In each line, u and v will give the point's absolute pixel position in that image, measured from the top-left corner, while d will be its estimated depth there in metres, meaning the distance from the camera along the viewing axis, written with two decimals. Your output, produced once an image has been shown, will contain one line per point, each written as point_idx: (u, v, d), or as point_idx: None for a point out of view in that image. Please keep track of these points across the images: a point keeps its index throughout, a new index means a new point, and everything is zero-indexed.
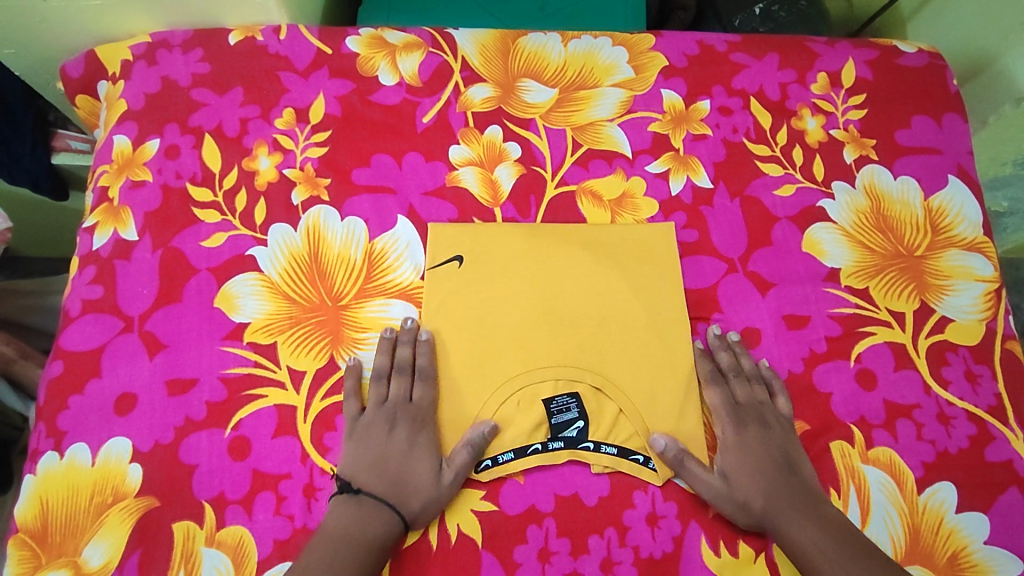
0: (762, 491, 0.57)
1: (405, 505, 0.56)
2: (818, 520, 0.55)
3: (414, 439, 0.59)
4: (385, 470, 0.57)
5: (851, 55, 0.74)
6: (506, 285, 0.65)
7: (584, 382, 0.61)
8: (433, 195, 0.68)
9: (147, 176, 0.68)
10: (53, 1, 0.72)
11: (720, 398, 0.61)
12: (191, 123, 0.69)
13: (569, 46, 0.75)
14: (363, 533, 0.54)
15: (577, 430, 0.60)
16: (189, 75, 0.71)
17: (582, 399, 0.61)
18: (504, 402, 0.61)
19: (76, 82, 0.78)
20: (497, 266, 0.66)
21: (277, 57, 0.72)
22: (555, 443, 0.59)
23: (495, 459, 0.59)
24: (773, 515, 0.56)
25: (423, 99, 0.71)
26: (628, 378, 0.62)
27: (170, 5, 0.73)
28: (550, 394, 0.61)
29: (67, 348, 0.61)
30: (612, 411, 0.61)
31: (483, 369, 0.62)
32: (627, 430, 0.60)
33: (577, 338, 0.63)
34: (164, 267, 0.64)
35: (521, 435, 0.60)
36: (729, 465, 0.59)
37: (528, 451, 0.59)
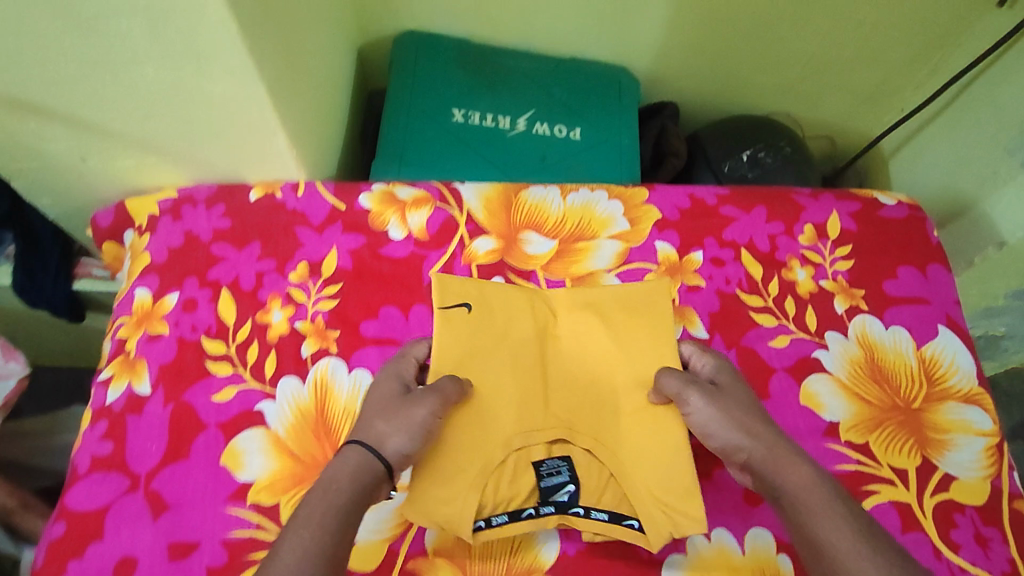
0: (759, 420, 0.55)
1: (387, 453, 0.53)
2: (815, 468, 0.52)
3: (387, 383, 0.58)
4: (361, 420, 0.55)
5: (835, 207, 0.78)
6: (506, 342, 0.65)
7: (578, 448, 0.62)
8: None
9: (164, 329, 0.70)
10: (91, 161, 0.79)
11: (712, 357, 0.62)
12: (209, 276, 0.73)
13: (568, 199, 0.79)
14: (344, 489, 0.49)
15: (568, 493, 0.59)
16: (210, 230, 0.76)
17: (573, 462, 0.62)
18: (498, 464, 0.59)
19: (105, 231, 0.83)
20: (499, 315, 0.66)
21: (295, 214, 0.77)
22: (546, 508, 0.59)
23: (488, 520, 0.57)
24: (768, 452, 0.53)
25: (430, 253, 0.76)
26: (621, 441, 0.62)
27: (196, 163, 0.79)
28: (542, 456, 0.62)
29: (72, 508, 0.61)
30: (604, 475, 0.61)
31: (482, 425, 0.61)
32: (617, 496, 0.60)
33: (567, 401, 0.65)
34: (174, 422, 0.65)
35: (515, 499, 0.59)
36: (729, 390, 0.58)
37: (520, 515, 0.58)
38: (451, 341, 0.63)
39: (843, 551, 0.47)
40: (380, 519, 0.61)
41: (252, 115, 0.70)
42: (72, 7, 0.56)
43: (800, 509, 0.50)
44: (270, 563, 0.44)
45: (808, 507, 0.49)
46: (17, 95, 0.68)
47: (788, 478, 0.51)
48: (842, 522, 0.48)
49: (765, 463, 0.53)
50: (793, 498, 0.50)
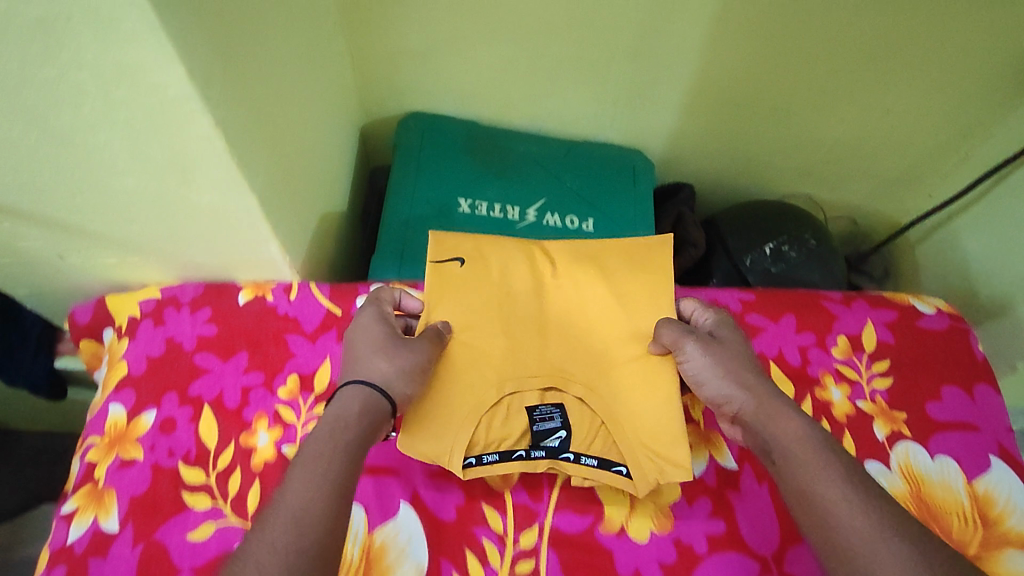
0: (754, 375, 0.60)
1: (389, 390, 0.57)
2: (804, 419, 0.57)
3: (372, 325, 0.61)
4: (356, 360, 0.58)
5: (870, 316, 0.73)
6: (499, 288, 0.69)
7: (569, 396, 0.66)
8: (440, 476, 0.64)
9: (138, 454, 0.64)
10: (69, 258, 0.74)
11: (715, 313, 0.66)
12: (191, 391, 0.67)
13: None
14: (348, 429, 0.53)
15: (559, 439, 0.64)
16: (194, 338, 0.71)
17: (566, 410, 0.66)
18: (491, 407, 0.64)
19: (83, 328, 0.78)
20: (494, 273, 0.70)
21: (285, 319, 0.72)
22: (536, 452, 0.63)
23: (479, 458, 0.62)
24: (761, 404, 0.58)
25: None
26: (613, 390, 0.66)
27: (182, 263, 0.74)
28: (535, 402, 0.66)
29: None
30: (596, 421, 0.65)
31: (479, 367, 0.65)
32: (606, 442, 0.64)
33: (562, 351, 0.68)
34: (142, 567, 0.58)
35: (506, 440, 0.64)
36: (727, 343, 0.63)
37: (511, 457, 0.62)
38: (445, 297, 0.67)
39: (827, 496, 0.51)
40: None
41: (242, 224, 0.65)
42: (44, 122, 0.52)
43: (789, 457, 0.54)
44: (278, 498, 0.48)
45: (796, 455, 0.54)
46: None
47: (778, 429, 0.56)
48: (828, 467, 0.52)
49: (756, 414, 0.58)
50: (782, 444, 0.55)
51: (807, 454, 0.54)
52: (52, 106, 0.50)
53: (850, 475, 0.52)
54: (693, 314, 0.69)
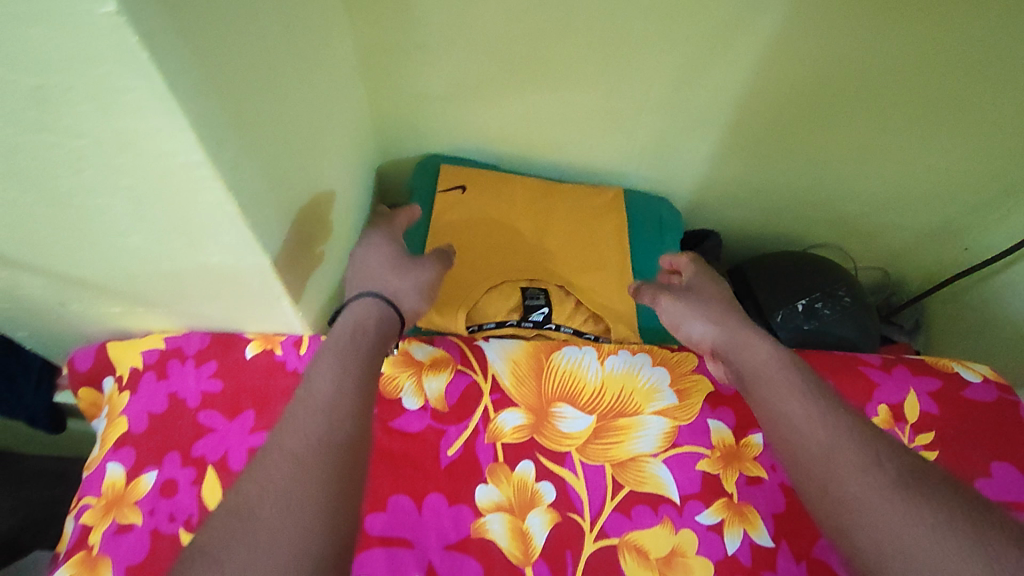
0: (727, 314, 0.66)
1: (399, 305, 0.62)
2: (775, 346, 0.62)
3: (388, 238, 0.68)
4: (367, 274, 0.64)
5: (912, 384, 0.70)
6: (494, 203, 0.84)
7: (551, 283, 0.79)
8: (457, 549, 0.60)
9: (136, 517, 0.60)
10: (71, 305, 0.70)
11: (693, 264, 0.72)
12: (194, 451, 0.64)
13: (607, 364, 0.70)
14: (362, 334, 0.57)
15: (543, 313, 0.76)
16: (198, 393, 0.67)
17: (550, 293, 0.78)
18: (488, 289, 0.77)
19: (83, 375, 0.74)
20: (489, 192, 0.84)
21: (295, 375, 0.68)
22: (525, 323, 0.75)
23: (480, 326, 0.75)
24: (733, 335, 0.63)
25: (449, 427, 0.66)
26: (590, 281, 0.80)
27: (188, 315, 0.70)
28: (525, 285, 0.78)
29: None
30: (574, 306, 0.78)
31: (478, 264, 0.79)
32: (582, 318, 0.77)
33: (550, 250, 0.81)
34: None
35: (501, 314, 0.75)
36: (702, 286, 0.69)
37: (504, 324, 0.75)
38: (452, 199, 0.83)
39: (795, 417, 0.55)
40: None
41: (252, 282, 0.61)
42: (46, 184, 0.49)
43: (760, 382, 0.59)
44: (310, 389, 0.51)
45: (766, 378, 0.59)
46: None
47: (745, 358, 0.61)
48: (793, 387, 0.57)
49: (726, 346, 0.63)
50: (747, 369, 0.60)
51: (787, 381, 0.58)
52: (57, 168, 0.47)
53: (814, 391, 0.57)
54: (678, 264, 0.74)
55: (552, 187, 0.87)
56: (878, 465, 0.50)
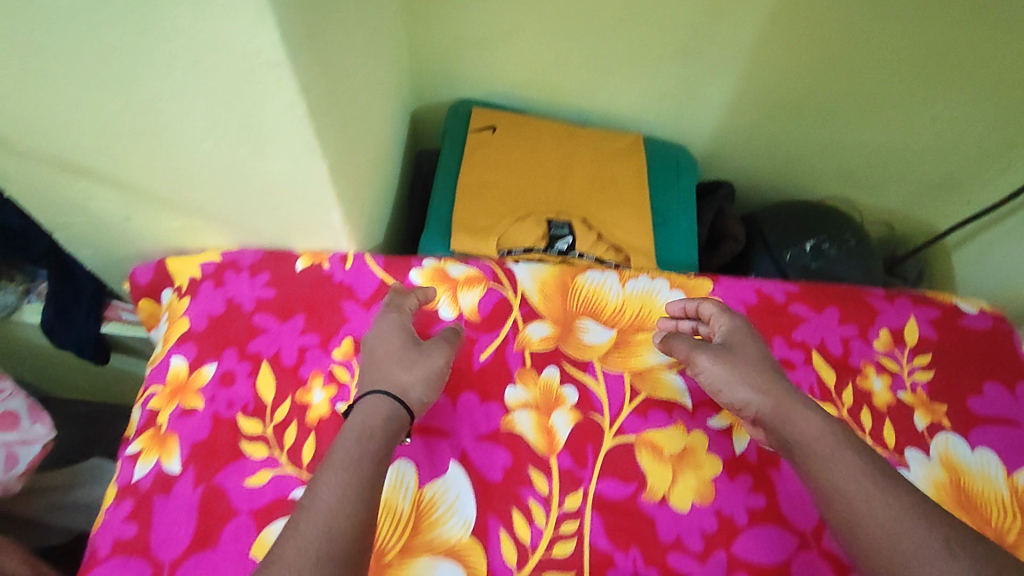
0: (769, 379, 0.60)
1: (412, 404, 0.58)
2: (823, 417, 0.57)
3: (399, 324, 0.64)
4: (374, 368, 0.60)
5: (912, 313, 0.75)
6: (523, 144, 0.89)
7: (574, 216, 0.84)
8: (488, 439, 0.66)
9: (198, 403, 0.67)
10: (136, 220, 0.77)
11: (728, 318, 0.65)
12: (250, 348, 0.70)
13: (627, 286, 0.76)
14: (369, 436, 0.53)
15: (567, 243, 0.82)
16: (252, 299, 0.73)
17: (573, 225, 0.83)
18: (517, 220, 0.83)
19: (143, 288, 0.81)
20: (519, 134, 0.90)
21: (341, 286, 0.74)
22: (550, 251, 0.81)
23: (510, 252, 0.81)
24: (779, 407, 0.58)
25: (481, 336, 0.72)
26: (611, 215, 0.85)
27: (243, 230, 0.76)
28: (551, 217, 0.84)
29: None
30: (595, 236, 0.83)
31: (507, 197, 0.85)
32: (603, 248, 0.83)
33: (574, 186, 0.87)
34: (203, 507, 0.62)
35: (527, 242, 0.82)
36: (738, 347, 0.63)
37: (532, 251, 0.82)
38: (484, 141, 0.89)
39: (849, 491, 0.52)
40: None
41: (309, 195, 0.67)
42: (136, 85, 0.55)
43: (810, 457, 0.55)
44: (314, 497, 0.49)
45: (817, 453, 0.55)
46: (68, 159, 0.66)
47: (796, 428, 0.57)
48: (849, 461, 0.54)
49: (773, 415, 0.58)
50: (801, 445, 0.56)
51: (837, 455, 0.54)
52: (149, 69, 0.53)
53: (868, 470, 0.53)
54: (710, 317, 0.67)
55: (578, 131, 0.92)
56: (930, 553, 0.48)
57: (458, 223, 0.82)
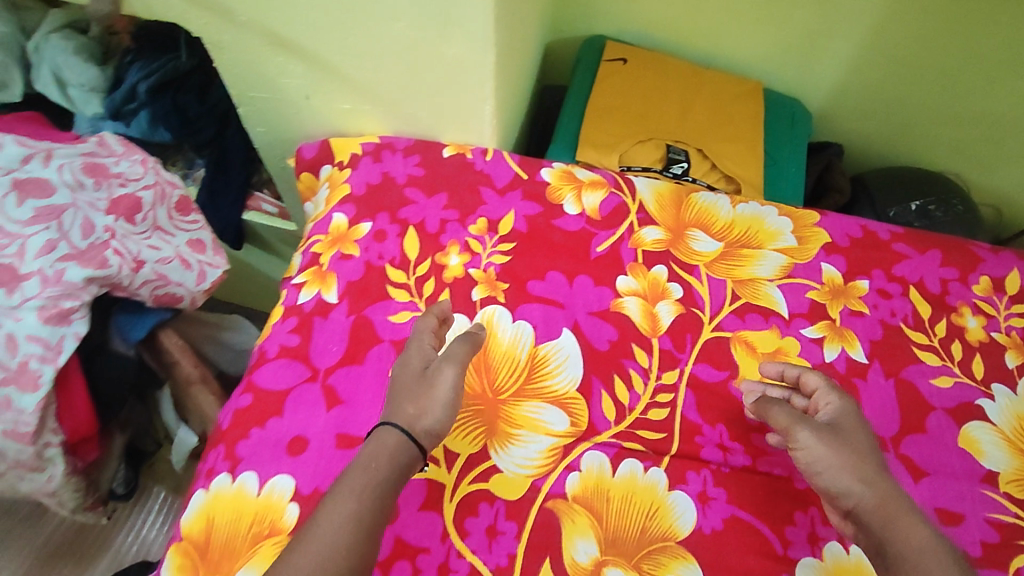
0: (875, 478, 0.57)
1: (420, 437, 0.59)
2: (928, 527, 0.54)
3: (420, 351, 0.64)
4: (391, 402, 0.61)
5: (1016, 265, 0.79)
6: (650, 78, 0.97)
7: (692, 146, 0.91)
8: (598, 316, 0.74)
9: (355, 251, 0.79)
10: (313, 100, 0.90)
11: (838, 397, 0.62)
12: (400, 214, 0.82)
13: (738, 208, 0.82)
14: (376, 470, 0.55)
15: (681, 168, 0.90)
16: (405, 175, 0.85)
17: (689, 153, 0.91)
18: (637, 143, 0.91)
19: (307, 162, 0.94)
20: (647, 69, 0.98)
21: (481, 174, 0.85)
22: (666, 172, 0.89)
23: (629, 168, 0.89)
24: (880, 507, 0.55)
25: (600, 231, 0.81)
26: (726, 149, 0.91)
27: (403, 116, 0.88)
28: (669, 144, 0.91)
29: (259, 385, 0.70)
30: (708, 166, 0.90)
31: (631, 123, 0.93)
32: (715, 177, 0.90)
33: (694, 119, 0.94)
34: (353, 331, 0.73)
35: (645, 163, 0.90)
36: (844, 435, 0.59)
37: (648, 171, 0.89)
38: (614, 72, 0.97)
39: None
40: (527, 458, 0.65)
41: (471, 79, 0.79)
42: None
43: (907, 563, 0.52)
44: (315, 526, 0.52)
45: (919, 562, 0.51)
46: (279, 31, 0.80)
47: (899, 533, 0.53)
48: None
49: (876, 516, 0.55)
50: (901, 551, 0.52)
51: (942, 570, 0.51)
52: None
53: None
54: (813, 391, 0.64)
55: (702, 72, 0.99)
56: None
57: (584, 138, 0.91)
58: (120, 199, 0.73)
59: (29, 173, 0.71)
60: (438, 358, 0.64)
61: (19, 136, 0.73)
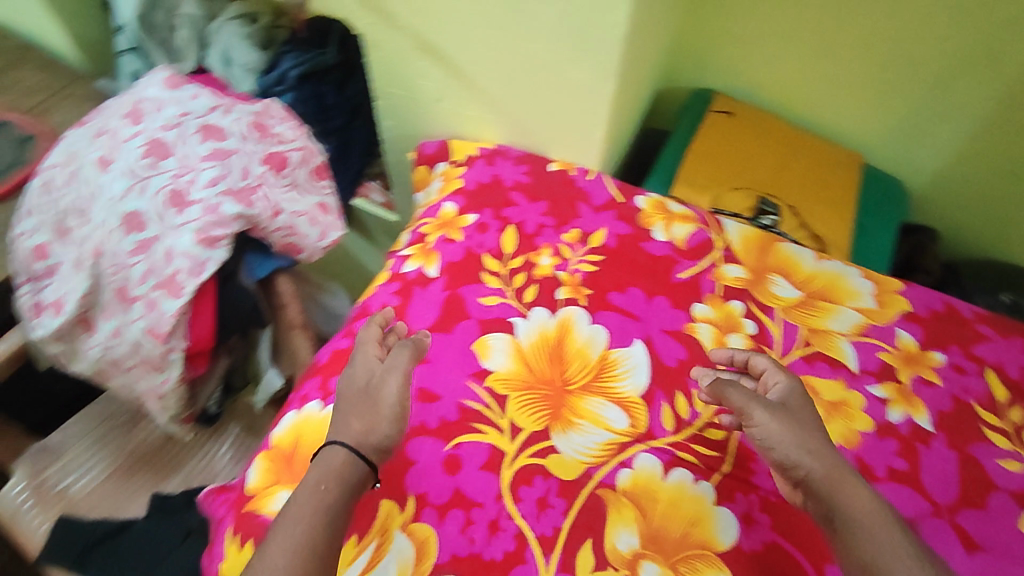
0: (822, 450, 0.61)
1: (367, 452, 0.62)
2: (870, 489, 0.58)
3: (366, 363, 0.68)
4: (337, 420, 0.63)
5: None
6: (752, 134, 1.03)
7: (783, 202, 0.96)
8: (671, 334, 0.79)
9: (459, 237, 0.88)
10: (443, 103, 1.01)
11: (785, 376, 0.67)
12: (503, 212, 0.90)
13: (821, 263, 0.86)
14: (324, 490, 0.57)
15: (771, 220, 0.94)
16: (514, 180, 0.94)
17: (780, 209, 0.95)
18: (732, 191, 0.97)
19: (426, 156, 1.04)
20: (752, 124, 1.04)
21: (581, 190, 0.92)
22: (755, 221, 0.93)
23: (721, 211, 0.94)
24: (826, 475, 0.59)
25: (684, 260, 0.86)
26: (816, 211, 0.95)
27: (519, 129, 0.97)
28: (762, 197, 0.96)
29: (359, 333, 0.78)
30: (798, 224, 0.94)
31: (728, 172, 0.99)
32: (802, 234, 0.93)
33: (789, 179, 0.99)
34: (447, 304, 0.81)
35: (737, 209, 0.95)
36: (791, 409, 0.64)
37: (739, 216, 0.94)
38: (720, 123, 1.04)
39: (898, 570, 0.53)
40: (584, 446, 0.70)
41: (590, 103, 0.88)
42: None
43: (854, 526, 0.56)
44: (268, 556, 0.53)
45: (865, 524, 0.55)
46: (429, 37, 0.92)
47: (846, 498, 0.57)
48: (896, 538, 0.55)
49: (824, 481, 0.59)
50: (847, 512, 0.56)
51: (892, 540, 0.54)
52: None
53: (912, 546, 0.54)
54: (763, 372, 0.69)
55: (804, 134, 1.05)
56: None
57: (682, 178, 0.98)
58: (273, 155, 0.86)
59: (212, 119, 0.84)
60: (381, 369, 0.67)
61: (210, 91, 0.87)
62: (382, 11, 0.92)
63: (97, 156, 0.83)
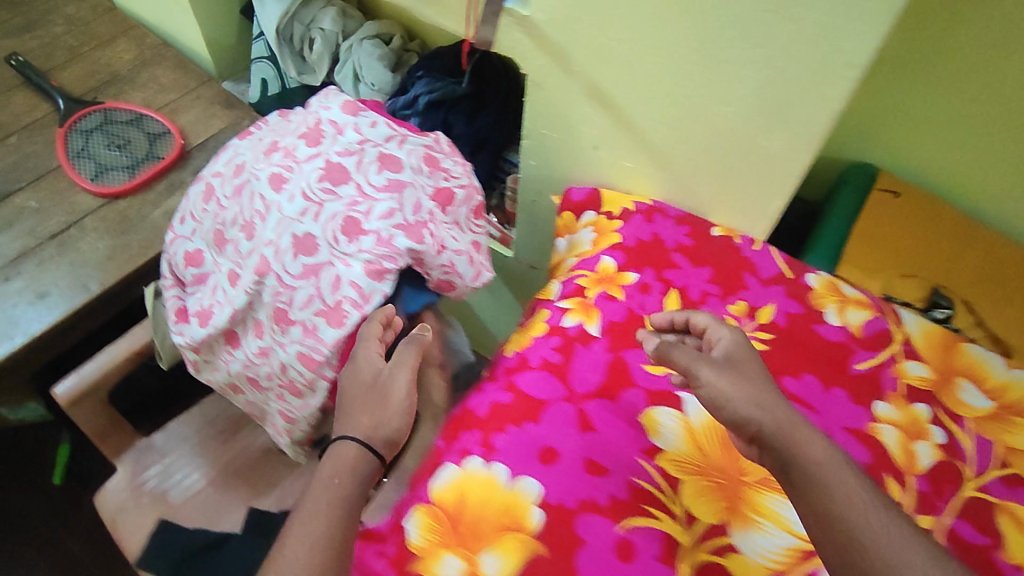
0: (797, 416, 0.60)
1: (377, 445, 0.74)
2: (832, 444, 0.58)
3: (368, 360, 0.74)
4: (347, 415, 0.74)
5: None
6: (924, 218, 0.97)
7: (958, 296, 0.90)
8: (853, 433, 0.74)
9: (619, 295, 0.84)
10: (599, 150, 0.97)
11: (727, 331, 0.68)
12: (665, 275, 0.86)
13: (1015, 371, 0.79)
14: (337, 484, 0.69)
15: (945, 314, 0.88)
16: (675, 241, 0.90)
17: (955, 303, 0.89)
18: (900, 277, 0.92)
19: (572, 203, 1.01)
20: (922, 208, 0.98)
21: (748, 261, 0.88)
22: (928, 314, 0.88)
23: (891, 298, 0.89)
24: (776, 428, 0.59)
25: (861, 351, 0.81)
26: (995, 310, 0.88)
27: (682, 188, 0.93)
28: (935, 288, 0.91)
29: (520, 388, 0.76)
30: (975, 321, 0.87)
31: (898, 256, 0.94)
32: (981, 333, 0.86)
33: (964, 272, 0.92)
34: (612, 367, 0.77)
35: (907, 297, 0.90)
36: (734, 364, 0.64)
37: (910, 306, 0.89)
38: (888, 203, 0.99)
39: (843, 511, 0.53)
40: (769, 549, 0.64)
41: (774, 175, 0.83)
42: (722, 49, 0.74)
43: (808, 474, 0.56)
44: (298, 547, 0.63)
45: (822, 475, 0.55)
46: (603, 86, 0.88)
47: (799, 448, 0.57)
48: (850, 485, 0.54)
49: (776, 433, 0.58)
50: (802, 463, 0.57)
51: (846, 486, 0.54)
52: (748, 41, 0.71)
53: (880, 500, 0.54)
54: (706, 329, 0.70)
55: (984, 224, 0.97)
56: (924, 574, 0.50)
57: (848, 258, 0.94)
58: (442, 191, 0.83)
59: (388, 149, 0.80)
60: (387, 368, 0.76)
61: (387, 117, 0.83)
62: (558, 54, 0.88)
63: (271, 173, 0.80)
